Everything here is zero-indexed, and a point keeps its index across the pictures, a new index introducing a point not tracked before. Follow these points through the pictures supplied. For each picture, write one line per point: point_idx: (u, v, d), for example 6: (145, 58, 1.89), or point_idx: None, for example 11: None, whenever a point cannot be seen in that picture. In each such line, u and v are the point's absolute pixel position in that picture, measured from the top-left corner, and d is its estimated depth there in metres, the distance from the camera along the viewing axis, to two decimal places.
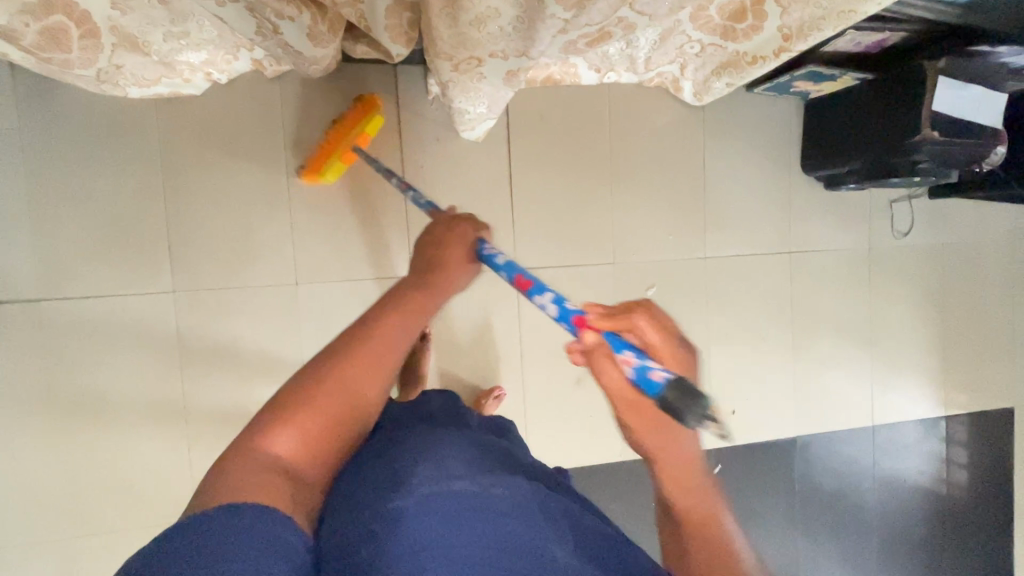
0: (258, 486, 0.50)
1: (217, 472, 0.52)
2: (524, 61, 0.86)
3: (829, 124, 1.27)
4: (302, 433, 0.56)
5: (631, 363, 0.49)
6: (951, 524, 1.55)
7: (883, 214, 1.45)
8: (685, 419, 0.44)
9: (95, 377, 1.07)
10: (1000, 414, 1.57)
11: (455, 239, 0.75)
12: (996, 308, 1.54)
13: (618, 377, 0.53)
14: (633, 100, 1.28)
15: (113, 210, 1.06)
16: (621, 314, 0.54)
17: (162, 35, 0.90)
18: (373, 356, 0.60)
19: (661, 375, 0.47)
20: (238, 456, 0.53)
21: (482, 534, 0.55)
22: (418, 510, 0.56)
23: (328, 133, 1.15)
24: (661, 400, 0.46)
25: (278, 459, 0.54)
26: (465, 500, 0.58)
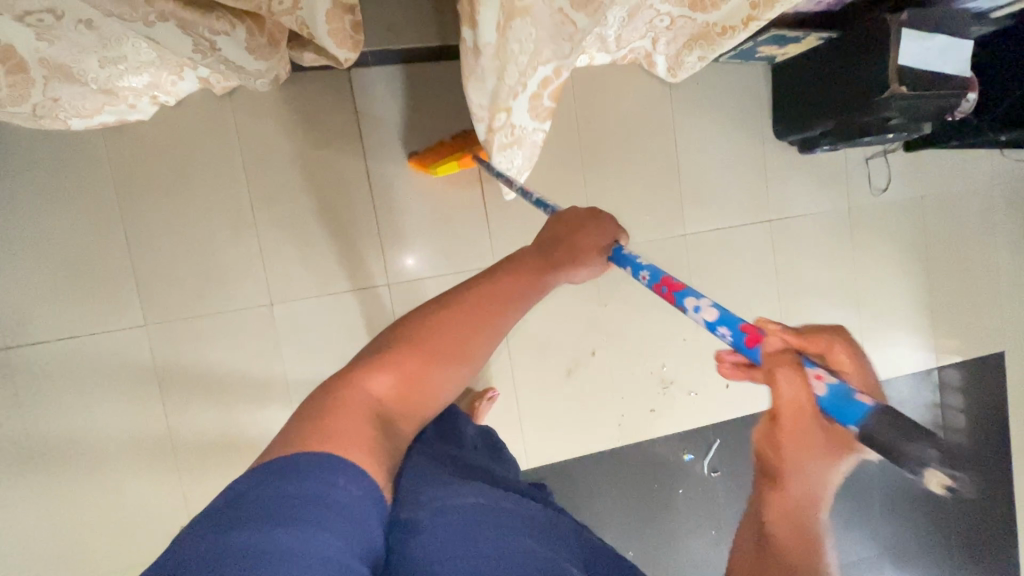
0: (349, 417, 0.47)
1: (320, 402, 0.48)
2: (548, 70, 0.83)
3: (795, 86, 1.25)
4: (407, 383, 0.52)
5: (824, 380, 0.39)
6: None
7: (860, 172, 1.44)
8: (907, 460, 0.34)
9: (73, 420, 1.04)
10: (993, 359, 1.58)
11: (586, 228, 0.66)
12: (979, 255, 1.54)
13: (805, 396, 0.39)
14: (598, 80, 1.24)
15: (71, 247, 1.03)
16: (818, 333, 0.43)
17: (97, 63, 0.86)
18: (491, 318, 0.56)
19: (867, 399, 0.37)
20: (341, 393, 0.49)
21: (497, 547, 0.50)
22: (434, 521, 0.50)
23: (286, 146, 1.11)
24: (862, 429, 0.36)
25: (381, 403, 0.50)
26: (479, 513, 0.52)
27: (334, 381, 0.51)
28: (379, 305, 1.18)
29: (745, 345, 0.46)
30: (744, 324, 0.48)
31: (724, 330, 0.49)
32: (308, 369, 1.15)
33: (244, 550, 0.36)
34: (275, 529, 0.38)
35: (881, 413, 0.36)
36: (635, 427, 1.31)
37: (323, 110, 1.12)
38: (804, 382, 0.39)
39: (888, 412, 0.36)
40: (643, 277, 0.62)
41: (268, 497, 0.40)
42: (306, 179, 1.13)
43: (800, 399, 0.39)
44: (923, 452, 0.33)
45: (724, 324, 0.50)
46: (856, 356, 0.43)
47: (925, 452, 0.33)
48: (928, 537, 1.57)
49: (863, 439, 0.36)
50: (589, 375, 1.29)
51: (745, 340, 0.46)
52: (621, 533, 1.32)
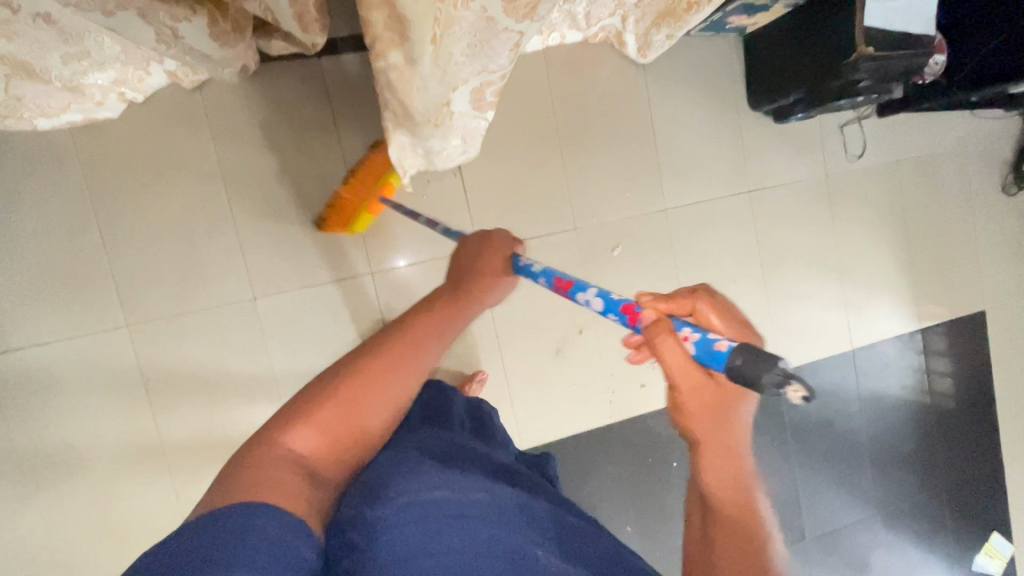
0: (274, 472, 0.50)
1: (237, 464, 0.51)
2: (487, 76, 0.81)
3: (767, 57, 1.26)
4: (326, 435, 0.55)
5: (691, 339, 0.48)
6: (939, 433, 1.60)
7: (836, 139, 1.45)
8: (766, 388, 0.42)
9: (58, 424, 1.03)
10: (974, 319, 1.61)
11: (484, 253, 0.76)
12: (954, 217, 1.56)
13: (683, 360, 0.48)
14: (571, 58, 1.24)
15: (46, 250, 1.02)
16: (683, 297, 0.53)
17: (60, 59, 0.84)
18: (406, 353, 0.61)
19: (726, 344, 0.46)
20: (261, 451, 0.51)
21: (463, 547, 0.50)
22: (398, 519, 0.50)
23: (261, 138, 1.10)
24: (729, 371, 0.44)
25: (300, 459, 0.53)
26: (446, 506, 0.53)
27: (246, 448, 0.52)
28: (363, 294, 1.17)
29: (629, 323, 0.56)
30: (625, 306, 0.57)
31: (613, 315, 0.59)
32: (295, 363, 1.14)
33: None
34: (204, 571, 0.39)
35: (742, 353, 0.44)
36: (626, 403, 1.33)
37: (296, 101, 1.11)
38: (679, 344, 0.48)
39: (745, 350, 0.44)
40: (543, 282, 0.70)
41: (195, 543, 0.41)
42: (282, 171, 1.12)
43: (681, 362, 0.48)
44: (775, 375, 0.41)
45: (611, 311, 0.59)
46: (719, 306, 0.53)
47: (777, 378, 0.41)
48: (918, 498, 1.60)
49: (734, 377, 0.44)
50: (578, 354, 1.29)
51: (628, 320, 0.56)
52: (618, 509, 1.33)
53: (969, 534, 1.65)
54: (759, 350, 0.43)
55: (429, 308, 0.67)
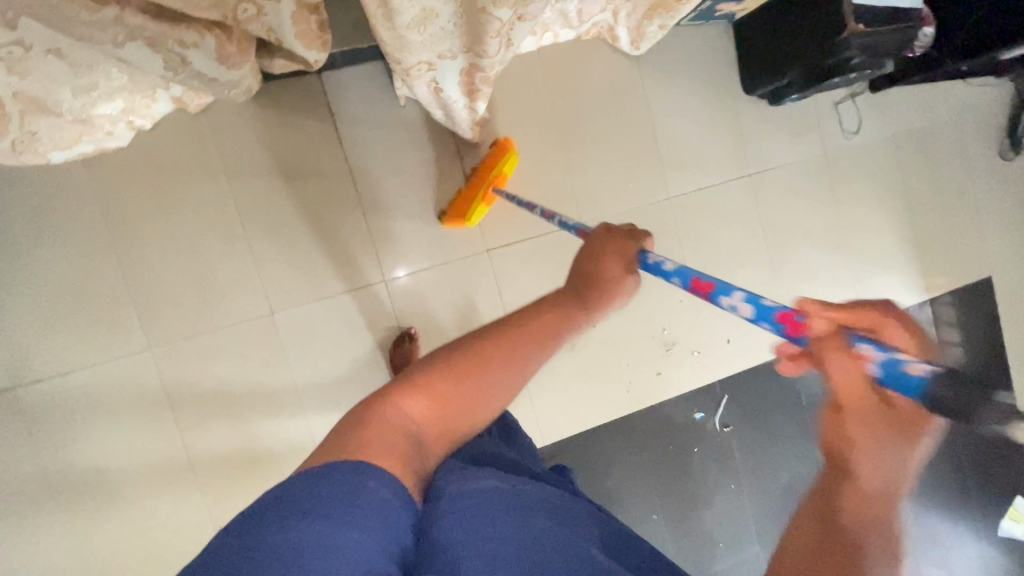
0: (380, 437, 0.53)
1: (352, 423, 0.55)
2: (474, 58, 0.88)
3: (758, 41, 1.28)
4: (429, 415, 0.58)
5: (875, 357, 0.36)
6: None
7: (831, 117, 1.46)
8: (981, 420, 0.30)
9: (89, 449, 1.05)
10: (982, 286, 1.62)
11: (607, 256, 0.66)
12: (954, 186, 1.57)
13: (858, 376, 0.37)
14: (565, 56, 1.26)
15: (67, 280, 1.04)
16: (870, 306, 0.40)
17: (71, 92, 0.86)
18: (512, 352, 0.61)
19: (923, 368, 0.34)
20: (374, 414, 0.55)
21: (514, 532, 0.48)
22: (452, 509, 0.50)
23: (268, 157, 1.12)
24: (925, 399, 0.33)
25: (406, 430, 0.56)
26: (495, 496, 0.52)
27: (362, 408, 0.57)
28: (378, 302, 1.19)
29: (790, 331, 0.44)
30: (781, 312, 0.45)
31: (765, 322, 0.47)
32: (315, 375, 1.16)
33: (281, 539, 0.42)
34: (314, 521, 0.43)
35: (941, 380, 0.33)
36: (643, 392, 1.34)
37: (299, 117, 1.13)
38: (853, 356, 0.37)
39: (945, 376, 0.33)
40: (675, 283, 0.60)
41: (313, 494, 0.46)
42: (291, 186, 1.14)
43: (852, 380, 0.37)
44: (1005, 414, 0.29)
45: (763, 317, 0.47)
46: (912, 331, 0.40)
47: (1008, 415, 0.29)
48: (940, 467, 1.61)
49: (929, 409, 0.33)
50: (592, 347, 1.31)
51: (786, 328, 0.45)
52: (643, 497, 1.34)
53: (994, 500, 1.66)
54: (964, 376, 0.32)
55: (547, 308, 0.65)
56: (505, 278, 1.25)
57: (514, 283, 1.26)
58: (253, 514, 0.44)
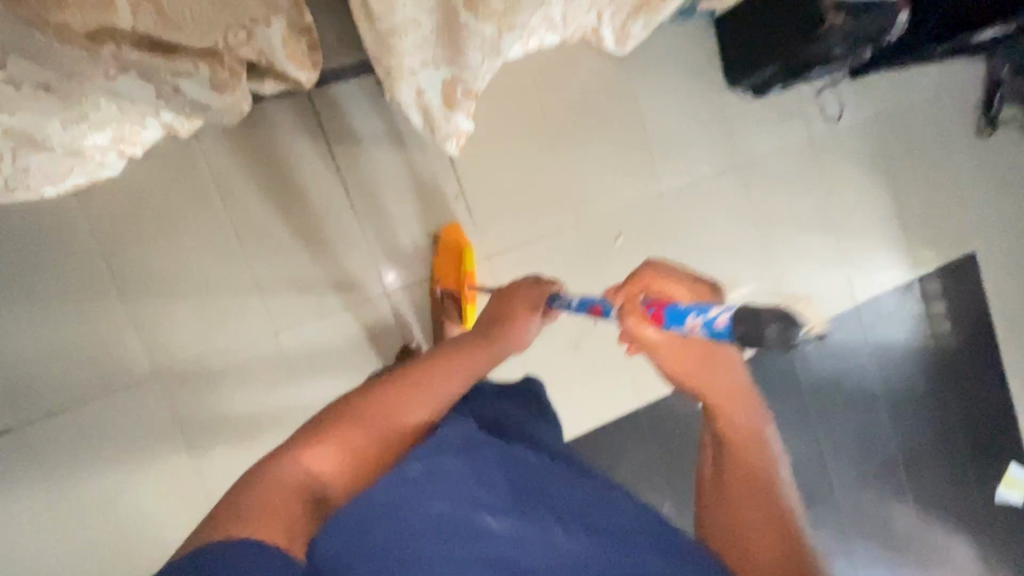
0: (270, 496, 0.55)
1: (242, 487, 0.56)
2: (458, 71, 0.86)
3: (740, 35, 1.30)
4: (336, 462, 0.59)
5: (697, 326, 0.57)
6: (947, 375, 1.66)
7: (815, 105, 1.48)
8: (769, 343, 0.51)
9: (99, 482, 1.05)
10: (968, 262, 1.66)
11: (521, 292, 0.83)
12: (935, 165, 1.61)
13: (656, 334, 0.62)
14: (551, 60, 1.27)
15: (65, 314, 1.03)
16: (635, 279, 0.65)
17: (60, 125, 0.86)
18: (412, 380, 0.66)
19: (724, 321, 0.55)
20: (266, 471, 0.57)
21: (399, 530, 0.53)
22: (337, 528, 0.52)
23: (262, 177, 1.12)
24: (734, 339, 0.54)
25: (304, 478, 0.57)
26: (376, 497, 0.54)
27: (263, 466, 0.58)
28: (381, 316, 1.20)
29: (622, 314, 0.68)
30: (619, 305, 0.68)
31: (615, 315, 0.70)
32: (324, 392, 1.16)
33: None
34: None
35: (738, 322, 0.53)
36: (647, 387, 1.36)
37: (291, 136, 1.13)
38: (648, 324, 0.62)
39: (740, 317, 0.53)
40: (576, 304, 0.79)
41: None
42: (286, 205, 1.13)
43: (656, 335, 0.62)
44: (774, 335, 0.50)
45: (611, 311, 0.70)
46: (675, 279, 0.63)
47: (772, 331, 0.50)
48: (935, 441, 1.65)
49: (742, 343, 0.53)
50: (595, 346, 1.32)
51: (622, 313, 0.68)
52: (654, 490, 1.36)
53: (990, 469, 1.71)
54: (745, 314, 0.52)
55: (459, 344, 0.74)
56: (505, 283, 1.26)
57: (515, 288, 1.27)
58: None
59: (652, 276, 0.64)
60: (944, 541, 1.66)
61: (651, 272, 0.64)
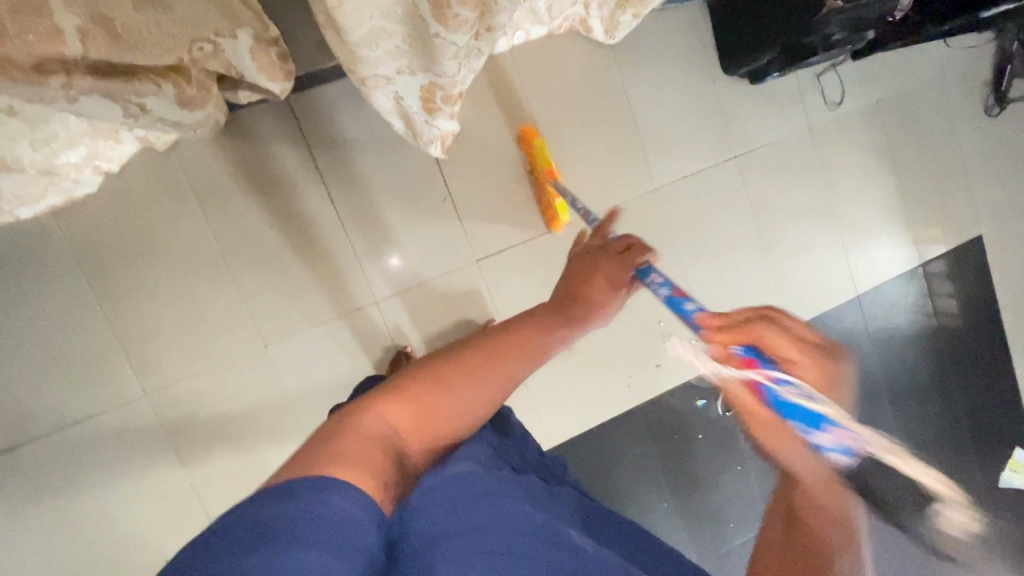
0: (360, 449, 0.45)
1: (322, 434, 0.47)
2: (434, 77, 0.83)
3: (735, 20, 1.24)
4: (419, 428, 0.51)
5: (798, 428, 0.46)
6: (952, 361, 1.63)
7: (815, 89, 1.43)
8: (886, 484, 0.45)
9: (95, 499, 1.05)
10: (974, 246, 1.62)
11: (601, 264, 0.71)
12: (943, 147, 1.56)
13: (746, 398, 0.50)
14: (538, 54, 1.23)
15: (51, 334, 1.02)
16: (744, 326, 0.53)
17: (30, 147, 0.83)
18: (499, 360, 0.56)
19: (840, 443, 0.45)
20: (348, 419, 0.48)
21: (492, 523, 0.48)
22: (427, 503, 0.47)
23: (243, 187, 1.09)
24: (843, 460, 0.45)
25: (390, 433, 0.49)
26: (471, 483, 0.51)
27: (335, 418, 0.49)
28: (372, 324, 1.18)
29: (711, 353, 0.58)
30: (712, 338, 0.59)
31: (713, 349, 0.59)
32: (316, 403, 1.15)
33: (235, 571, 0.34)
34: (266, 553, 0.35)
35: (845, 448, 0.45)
36: (644, 385, 1.34)
37: (271, 144, 1.10)
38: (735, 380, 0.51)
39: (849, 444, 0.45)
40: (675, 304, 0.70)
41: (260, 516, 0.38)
42: (269, 216, 1.11)
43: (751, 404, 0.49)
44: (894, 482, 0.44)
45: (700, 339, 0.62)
46: (785, 336, 0.50)
47: None
48: (939, 427, 1.64)
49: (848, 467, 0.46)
50: (590, 346, 1.30)
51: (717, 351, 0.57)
52: (652, 487, 1.36)
53: (993, 455, 1.70)
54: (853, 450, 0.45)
55: (540, 311, 0.63)
56: (497, 287, 1.24)
57: (507, 291, 1.25)
58: (204, 543, 0.36)
59: (755, 321, 0.53)
60: None
61: (754, 318, 0.53)
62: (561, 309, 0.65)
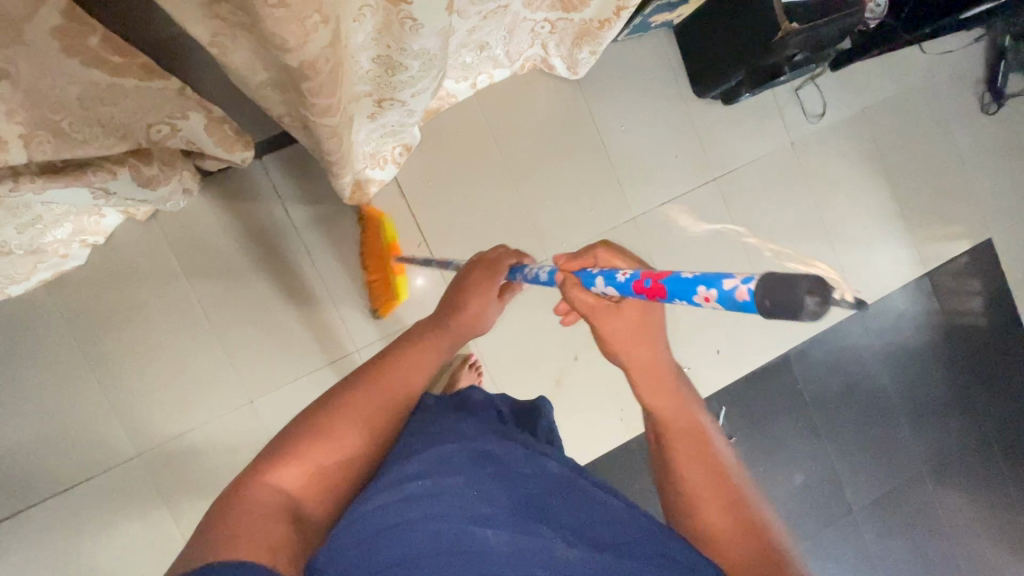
0: (256, 515, 0.53)
1: (222, 509, 0.54)
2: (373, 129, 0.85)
3: (700, 44, 1.23)
4: (314, 477, 0.60)
5: (710, 298, 0.45)
6: (977, 363, 1.58)
7: (795, 103, 1.40)
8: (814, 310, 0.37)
9: (94, 560, 1.08)
10: (985, 249, 1.54)
11: (478, 271, 0.79)
12: (939, 149, 1.50)
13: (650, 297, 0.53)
14: (504, 94, 1.24)
15: (47, 403, 1.06)
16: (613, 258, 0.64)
17: (16, 231, 0.87)
18: (367, 399, 0.65)
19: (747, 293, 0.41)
20: (237, 496, 0.55)
21: (401, 553, 0.54)
22: (339, 543, 0.53)
23: (223, 248, 1.13)
24: (764, 312, 0.39)
25: (284, 497, 0.57)
26: (383, 515, 0.56)
27: (235, 489, 0.56)
28: None
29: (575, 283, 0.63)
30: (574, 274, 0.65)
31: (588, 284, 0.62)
32: None
33: None
34: None
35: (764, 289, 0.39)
36: (636, 416, 1.32)
37: (246, 204, 1.14)
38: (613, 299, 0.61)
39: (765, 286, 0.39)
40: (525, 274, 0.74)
41: None
42: (249, 274, 1.15)
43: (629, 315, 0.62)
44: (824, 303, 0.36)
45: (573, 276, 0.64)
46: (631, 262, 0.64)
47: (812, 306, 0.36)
48: (959, 440, 1.56)
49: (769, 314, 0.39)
50: (578, 381, 1.29)
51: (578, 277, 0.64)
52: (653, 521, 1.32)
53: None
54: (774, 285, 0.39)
55: (419, 331, 0.75)
56: None
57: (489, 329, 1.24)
58: None
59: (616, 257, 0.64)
60: (977, 544, 1.58)
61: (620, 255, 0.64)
62: (442, 325, 0.75)
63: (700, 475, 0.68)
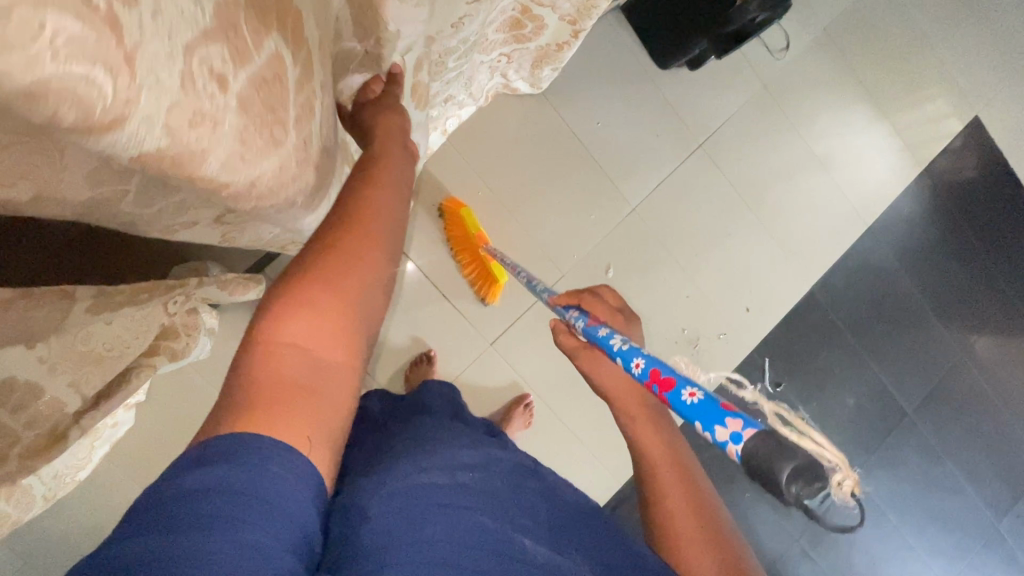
0: (276, 379, 0.44)
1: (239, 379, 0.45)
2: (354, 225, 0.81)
3: (656, 16, 1.20)
4: (334, 331, 0.48)
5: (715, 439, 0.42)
6: (986, 236, 1.62)
7: (759, 44, 1.36)
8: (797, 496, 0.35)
9: None
10: (971, 127, 1.56)
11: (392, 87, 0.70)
12: (907, 44, 1.49)
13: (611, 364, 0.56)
14: (475, 128, 1.21)
15: None
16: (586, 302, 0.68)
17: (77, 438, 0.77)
18: (377, 236, 0.55)
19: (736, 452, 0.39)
20: (255, 363, 0.45)
21: (446, 534, 0.50)
22: (382, 511, 0.50)
23: None
24: (746, 462, 0.38)
25: (309, 360, 0.46)
26: (434, 494, 0.53)
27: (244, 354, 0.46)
28: None
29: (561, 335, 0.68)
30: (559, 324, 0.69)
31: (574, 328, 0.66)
32: None
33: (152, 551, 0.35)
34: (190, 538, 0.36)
35: (758, 440, 0.38)
36: None
37: None
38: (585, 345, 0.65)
39: (760, 441, 0.37)
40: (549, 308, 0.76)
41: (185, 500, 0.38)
42: None
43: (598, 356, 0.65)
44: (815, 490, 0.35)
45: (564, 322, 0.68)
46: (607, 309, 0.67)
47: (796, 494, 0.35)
48: (988, 312, 1.62)
49: (747, 469, 0.38)
50: None
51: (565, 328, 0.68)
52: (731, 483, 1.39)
53: None
54: (768, 448, 0.37)
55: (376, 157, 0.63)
56: (521, 360, 1.26)
57: (531, 360, 1.27)
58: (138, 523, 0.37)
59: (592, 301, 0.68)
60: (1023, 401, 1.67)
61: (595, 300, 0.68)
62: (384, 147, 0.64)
63: (686, 495, 0.65)
